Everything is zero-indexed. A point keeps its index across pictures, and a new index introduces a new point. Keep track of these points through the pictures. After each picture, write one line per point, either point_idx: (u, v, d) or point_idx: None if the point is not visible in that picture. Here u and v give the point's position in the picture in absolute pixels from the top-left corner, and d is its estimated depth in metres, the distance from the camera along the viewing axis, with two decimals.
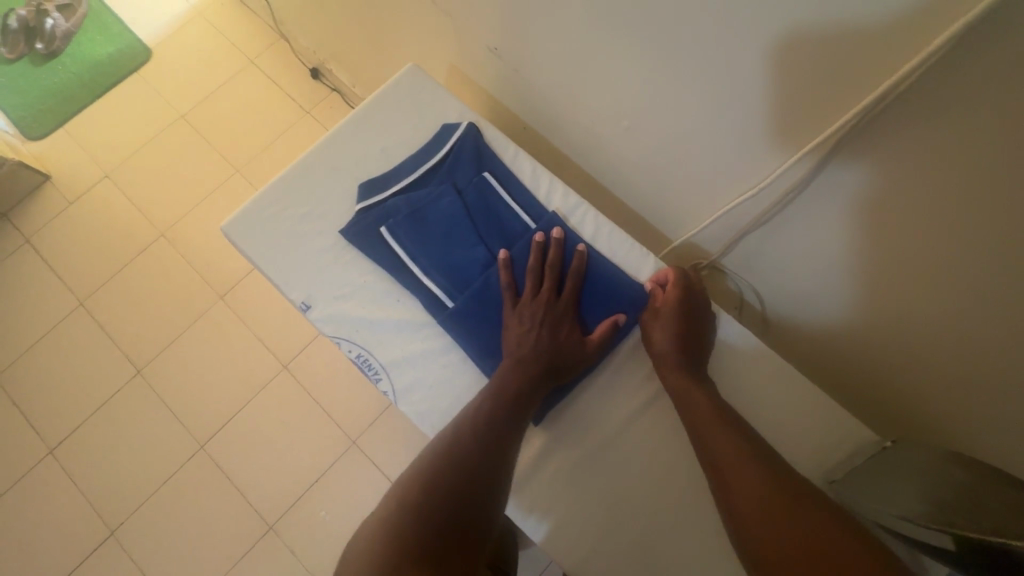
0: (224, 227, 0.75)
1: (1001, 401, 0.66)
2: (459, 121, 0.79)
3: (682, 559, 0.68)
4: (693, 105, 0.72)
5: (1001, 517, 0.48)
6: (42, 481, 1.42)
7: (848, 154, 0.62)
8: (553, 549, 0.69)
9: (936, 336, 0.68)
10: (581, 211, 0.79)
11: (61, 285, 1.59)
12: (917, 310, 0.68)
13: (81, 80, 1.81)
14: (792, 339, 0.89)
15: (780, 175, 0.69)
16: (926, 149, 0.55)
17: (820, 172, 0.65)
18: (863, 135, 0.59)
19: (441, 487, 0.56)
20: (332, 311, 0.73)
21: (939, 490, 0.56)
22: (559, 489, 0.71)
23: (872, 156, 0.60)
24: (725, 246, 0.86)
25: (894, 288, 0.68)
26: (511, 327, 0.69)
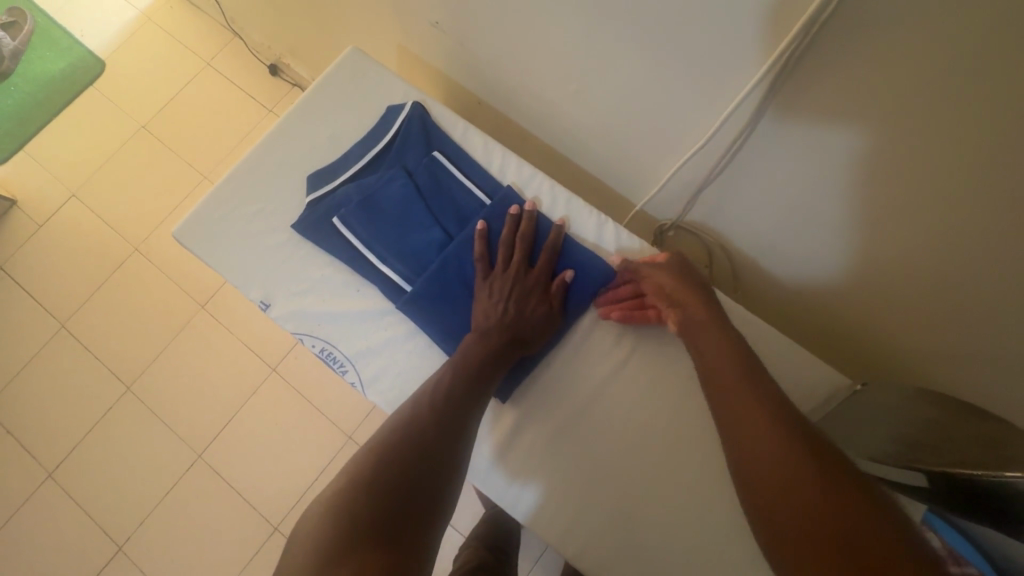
0: (174, 232, 0.73)
1: (971, 333, 0.65)
2: (404, 102, 0.77)
3: (662, 521, 0.67)
4: (636, 58, 0.69)
5: (971, 454, 0.47)
6: (44, 506, 1.43)
7: (789, 92, 0.59)
8: (535, 521, 0.68)
9: (898, 274, 0.67)
10: (536, 181, 0.77)
11: (39, 310, 1.58)
12: (879, 248, 0.66)
13: (36, 99, 1.76)
14: (765, 290, 0.87)
15: (728, 120, 0.67)
16: (862, 77, 0.53)
17: (765, 111, 0.63)
18: (800, 70, 0.57)
19: (396, 465, 0.54)
20: (292, 307, 0.71)
21: (908, 430, 0.55)
22: (536, 462, 0.70)
23: (811, 92, 0.58)
24: (687, 202, 0.84)
25: (855, 229, 0.67)
26: (480, 299, 0.68)
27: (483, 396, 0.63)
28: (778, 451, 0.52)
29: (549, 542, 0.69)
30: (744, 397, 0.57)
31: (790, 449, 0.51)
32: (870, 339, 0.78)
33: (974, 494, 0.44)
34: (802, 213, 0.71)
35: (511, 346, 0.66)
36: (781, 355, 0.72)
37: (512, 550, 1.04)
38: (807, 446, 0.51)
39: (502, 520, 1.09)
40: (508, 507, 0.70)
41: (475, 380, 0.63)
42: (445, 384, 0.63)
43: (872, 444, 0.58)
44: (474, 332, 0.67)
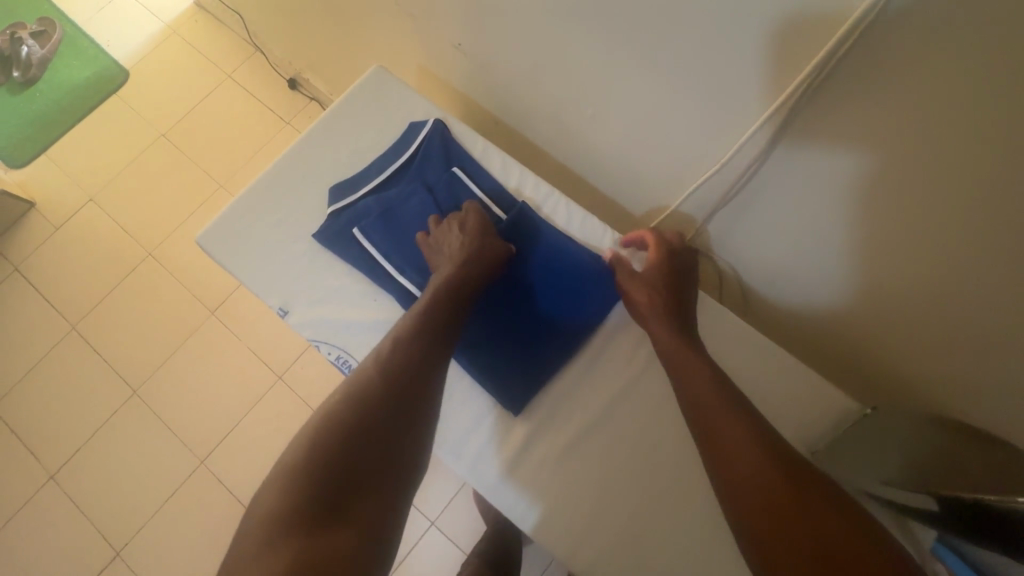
0: (198, 238, 0.74)
1: (979, 360, 0.66)
2: (426, 119, 0.79)
3: (671, 539, 0.67)
4: (653, 85, 0.71)
5: (982, 480, 0.47)
6: (44, 508, 1.42)
7: (806, 119, 0.61)
8: (544, 536, 0.68)
9: (907, 301, 0.68)
10: (553, 200, 0.79)
11: (51, 311, 1.59)
12: (888, 274, 0.67)
13: (60, 105, 1.81)
14: (774, 312, 0.88)
15: (743, 147, 0.69)
16: (878, 106, 0.55)
17: (780, 139, 0.65)
18: (816, 98, 0.58)
19: (347, 438, 0.56)
20: (310, 315, 0.72)
21: (919, 454, 0.55)
22: (547, 476, 0.70)
23: (827, 119, 0.59)
24: (699, 225, 0.85)
25: (865, 254, 0.68)
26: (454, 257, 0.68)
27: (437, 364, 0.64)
28: (767, 484, 0.54)
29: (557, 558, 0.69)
30: (734, 429, 0.59)
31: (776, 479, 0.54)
32: (878, 364, 0.79)
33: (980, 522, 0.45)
34: (811, 238, 0.73)
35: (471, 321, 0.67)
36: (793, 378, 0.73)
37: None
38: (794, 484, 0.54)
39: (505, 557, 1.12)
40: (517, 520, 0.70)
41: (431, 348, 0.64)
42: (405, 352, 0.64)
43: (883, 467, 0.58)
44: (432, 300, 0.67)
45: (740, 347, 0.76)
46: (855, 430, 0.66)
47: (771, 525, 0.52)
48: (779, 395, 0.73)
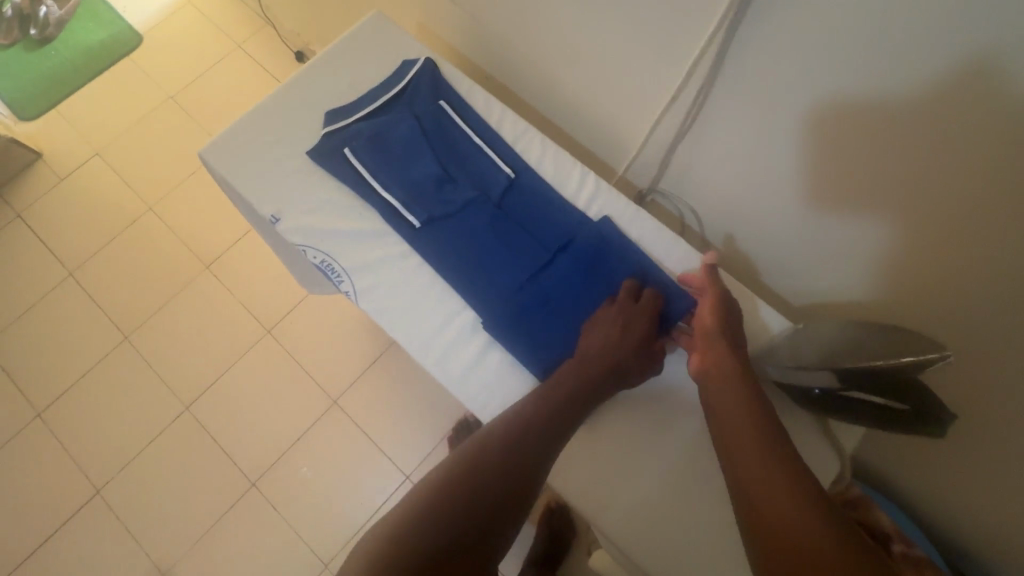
0: (201, 151, 0.80)
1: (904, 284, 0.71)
2: (417, 58, 0.86)
3: (613, 438, 0.72)
4: (615, 22, 0.78)
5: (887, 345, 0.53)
6: (29, 443, 1.46)
7: (740, 46, 0.67)
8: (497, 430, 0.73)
9: (841, 229, 0.73)
10: (528, 136, 0.84)
11: (50, 257, 1.64)
12: (821, 202, 0.73)
13: (73, 63, 1.87)
14: (731, 256, 0.94)
15: (691, 77, 0.75)
16: (797, 27, 0.60)
17: (721, 66, 0.71)
18: (746, 24, 0.64)
19: (480, 481, 0.57)
20: (299, 222, 0.78)
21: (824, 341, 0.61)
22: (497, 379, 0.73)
23: (759, 43, 0.65)
24: (661, 165, 0.91)
25: (804, 184, 0.73)
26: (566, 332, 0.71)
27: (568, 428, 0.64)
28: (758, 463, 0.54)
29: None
30: (740, 416, 0.59)
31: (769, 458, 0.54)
32: (822, 301, 0.84)
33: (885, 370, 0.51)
34: (757, 171, 0.78)
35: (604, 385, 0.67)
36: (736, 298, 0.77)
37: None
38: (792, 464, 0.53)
39: None
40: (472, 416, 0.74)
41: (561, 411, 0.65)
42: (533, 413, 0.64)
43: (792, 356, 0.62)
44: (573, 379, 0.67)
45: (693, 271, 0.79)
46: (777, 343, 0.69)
47: (761, 500, 0.51)
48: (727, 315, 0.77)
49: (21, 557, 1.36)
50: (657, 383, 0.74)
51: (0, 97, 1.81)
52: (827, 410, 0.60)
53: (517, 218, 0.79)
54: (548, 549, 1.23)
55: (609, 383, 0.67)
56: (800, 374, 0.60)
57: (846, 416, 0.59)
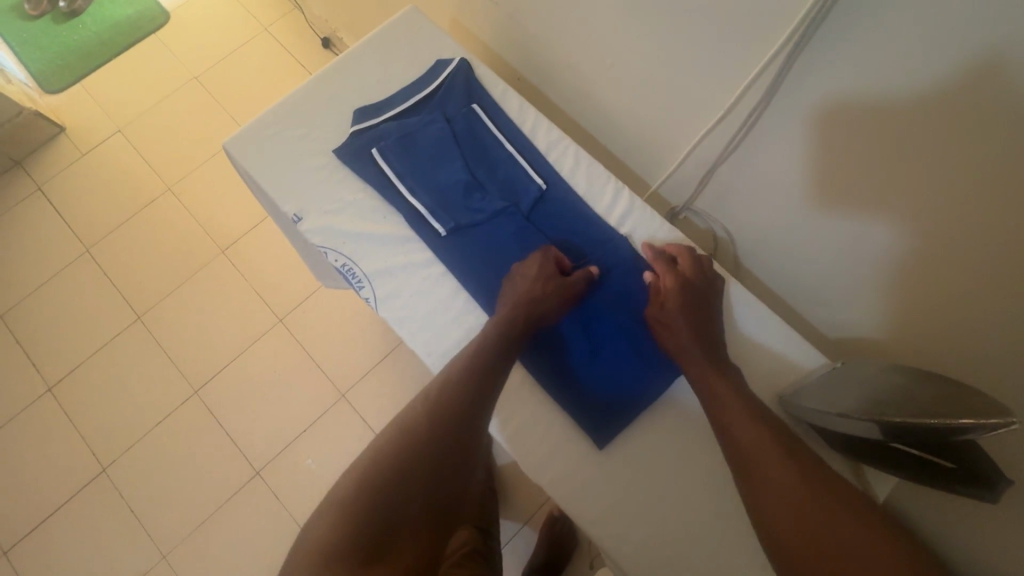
0: (225, 143, 0.79)
1: (949, 329, 0.66)
2: (452, 58, 0.83)
3: (635, 466, 0.69)
4: (666, 32, 0.74)
5: (940, 403, 0.49)
6: (39, 417, 1.47)
7: (804, 66, 0.63)
8: (518, 448, 0.70)
9: (888, 266, 0.70)
10: (562, 145, 0.81)
11: (69, 232, 1.64)
12: (868, 235, 0.69)
13: (99, 38, 1.86)
14: (763, 280, 0.91)
15: (746, 93, 0.71)
16: (868, 51, 0.57)
17: (781, 84, 0.67)
18: (812, 43, 0.61)
19: (410, 456, 0.59)
20: (322, 223, 0.76)
21: (874, 387, 0.56)
22: (522, 395, 0.73)
23: (825, 64, 0.61)
24: (699, 182, 0.87)
25: (850, 215, 0.70)
26: (511, 278, 0.71)
27: (505, 367, 0.67)
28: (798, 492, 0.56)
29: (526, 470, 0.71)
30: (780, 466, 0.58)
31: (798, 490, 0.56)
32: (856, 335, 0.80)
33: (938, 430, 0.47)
34: (803, 196, 0.74)
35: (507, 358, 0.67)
36: (774, 328, 0.74)
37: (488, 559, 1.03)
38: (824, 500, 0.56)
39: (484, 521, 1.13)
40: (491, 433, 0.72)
41: (501, 354, 0.67)
42: (475, 354, 0.67)
43: (837, 400, 0.59)
44: (478, 347, 0.67)
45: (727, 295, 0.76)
46: (824, 376, 0.65)
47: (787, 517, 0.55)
48: (762, 345, 0.73)
49: (24, 531, 1.37)
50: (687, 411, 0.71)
51: (27, 68, 1.81)
52: (869, 457, 0.58)
53: (547, 232, 0.76)
54: (552, 561, 1.22)
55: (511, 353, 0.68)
56: (845, 422, 0.57)
57: (887, 466, 0.57)
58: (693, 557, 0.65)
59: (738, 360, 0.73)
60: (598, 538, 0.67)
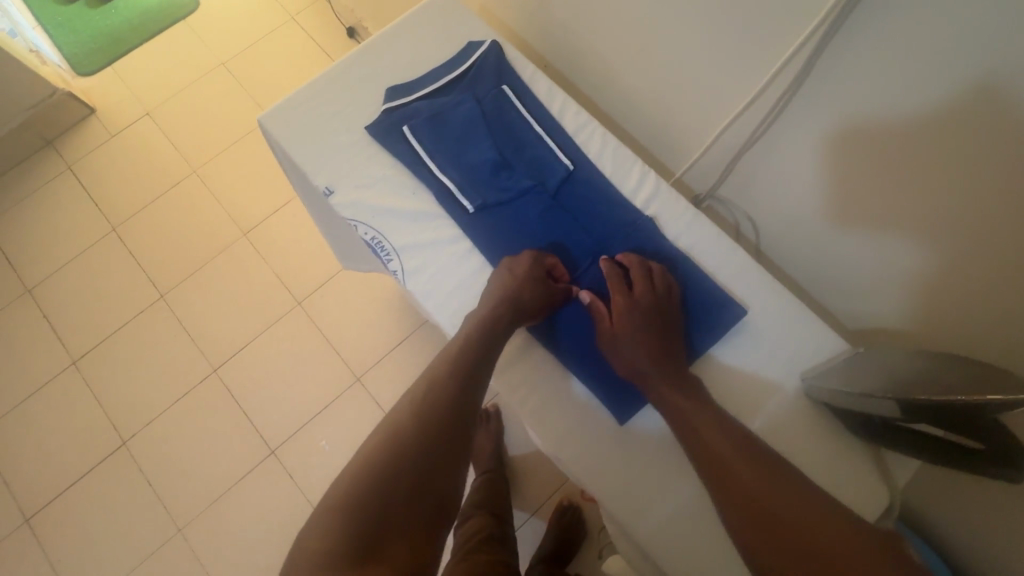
0: (260, 118, 0.81)
1: (971, 321, 0.66)
2: (483, 41, 0.85)
3: (652, 446, 0.69)
4: (696, 18, 0.74)
5: (967, 381, 0.49)
6: (63, 389, 1.50)
7: (834, 53, 0.64)
8: (537, 424, 0.71)
9: (910, 256, 0.69)
10: (589, 129, 0.82)
11: (95, 211, 1.68)
12: (892, 225, 0.69)
13: (131, 23, 1.90)
14: (784, 270, 0.91)
15: (773, 81, 0.71)
16: (900, 36, 0.57)
17: (810, 72, 0.67)
18: (844, 29, 0.61)
19: (407, 446, 0.58)
20: (352, 198, 0.77)
21: (898, 368, 0.57)
22: (542, 371, 0.74)
23: (855, 51, 0.62)
24: (723, 171, 0.88)
25: (876, 204, 0.70)
26: (495, 275, 0.72)
27: (488, 369, 0.68)
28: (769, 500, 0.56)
29: (544, 445, 0.72)
30: (750, 473, 0.58)
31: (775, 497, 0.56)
32: (877, 327, 0.79)
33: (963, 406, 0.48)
34: (828, 186, 0.75)
35: (488, 354, 0.68)
36: (796, 314, 0.74)
37: (505, 543, 1.05)
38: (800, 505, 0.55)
39: (496, 506, 1.15)
40: (511, 408, 0.73)
41: (483, 357, 0.68)
42: (459, 356, 0.67)
43: (860, 381, 0.60)
44: (461, 343, 0.68)
45: (749, 281, 0.76)
46: (848, 360, 0.66)
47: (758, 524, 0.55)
48: (783, 331, 0.74)
49: (47, 499, 1.41)
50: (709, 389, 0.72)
51: (60, 51, 1.85)
52: (893, 435, 0.59)
53: (571, 212, 0.78)
54: (558, 547, 1.21)
55: (492, 350, 0.68)
56: (868, 402, 0.58)
57: (914, 449, 0.57)
58: (707, 537, 0.66)
59: (758, 345, 0.73)
60: (614, 514, 0.67)
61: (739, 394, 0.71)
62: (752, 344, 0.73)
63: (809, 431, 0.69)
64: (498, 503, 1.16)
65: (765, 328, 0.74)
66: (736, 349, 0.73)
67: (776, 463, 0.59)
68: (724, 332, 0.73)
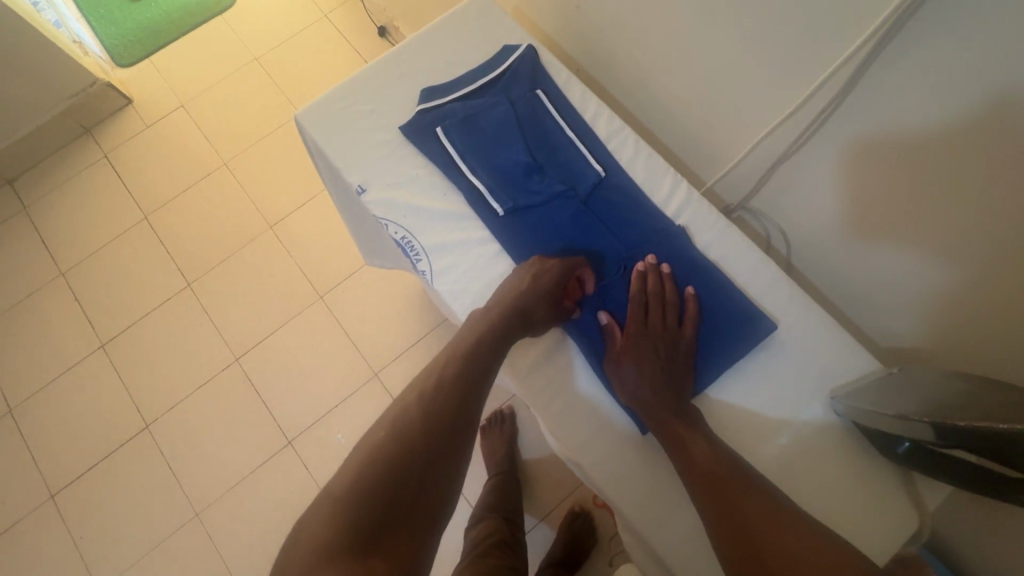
0: (298, 115, 0.82)
1: (1011, 346, 0.64)
2: (519, 45, 0.85)
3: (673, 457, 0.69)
4: (736, 29, 0.74)
5: (1006, 410, 0.48)
6: (92, 371, 1.55)
7: (879, 67, 0.62)
8: (558, 427, 0.71)
9: (947, 278, 0.68)
10: (621, 135, 0.82)
11: (129, 199, 1.72)
12: (930, 243, 0.67)
13: (170, 17, 1.95)
14: (814, 285, 0.89)
15: (816, 92, 0.70)
16: (948, 54, 0.56)
17: (855, 85, 0.66)
18: (890, 45, 0.60)
19: (410, 444, 0.59)
20: (384, 196, 0.78)
21: (934, 392, 0.55)
22: (566, 375, 0.74)
23: (901, 66, 0.60)
24: (757, 182, 0.86)
25: (914, 221, 0.68)
26: (522, 272, 0.72)
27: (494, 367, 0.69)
28: (759, 525, 0.57)
29: (563, 450, 0.72)
30: (741, 495, 0.59)
31: (769, 524, 0.57)
32: (909, 348, 0.77)
33: (1000, 435, 0.46)
34: (866, 202, 0.73)
35: (498, 349, 0.69)
36: (827, 331, 0.73)
37: (515, 548, 1.05)
38: (787, 533, 0.56)
39: (508, 508, 1.15)
40: (531, 409, 0.73)
41: (490, 354, 0.69)
42: (467, 355, 0.68)
43: (894, 403, 0.58)
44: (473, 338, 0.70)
45: (781, 293, 0.75)
46: (882, 380, 0.64)
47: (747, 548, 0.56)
48: (814, 347, 0.72)
49: (71, 476, 1.45)
50: (735, 403, 0.71)
51: (102, 42, 1.91)
52: (928, 459, 0.57)
53: (600, 218, 0.78)
54: (569, 553, 1.21)
55: (502, 345, 0.69)
56: (902, 424, 0.56)
57: (950, 475, 0.55)
58: None
59: (787, 360, 0.72)
60: (634, 524, 0.67)
61: (766, 410, 0.70)
62: (781, 359, 0.72)
63: (837, 450, 0.68)
64: (510, 506, 1.17)
65: (794, 343, 0.73)
66: (765, 363, 0.72)
67: (760, 487, 0.61)
68: (754, 346, 0.72)
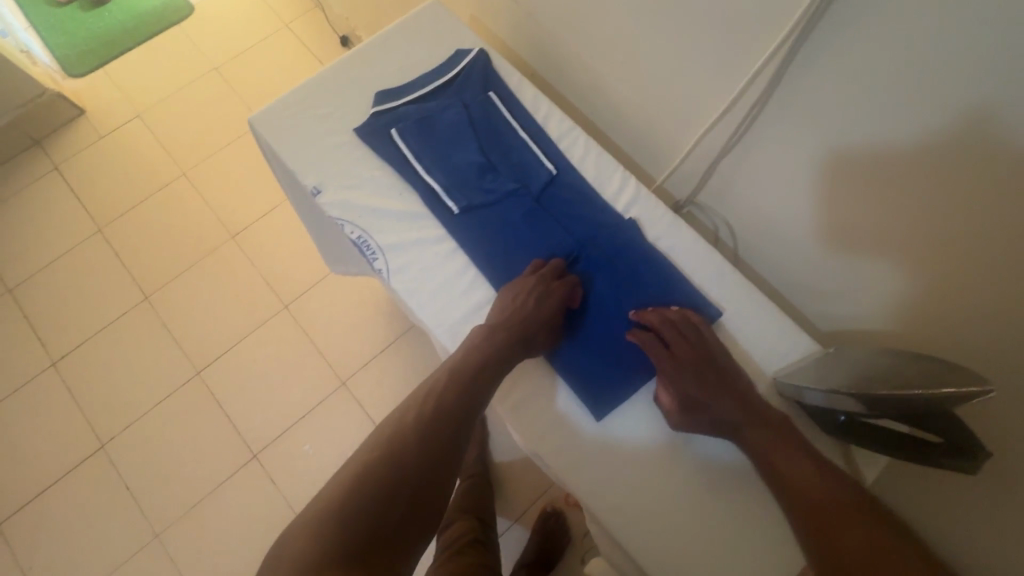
0: (250, 119, 0.82)
1: (929, 319, 0.69)
2: (471, 49, 0.88)
3: (626, 441, 0.71)
4: (673, 32, 0.78)
5: (927, 377, 0.51)
6: (42, 391, 1.48)
7: (800, 64, 0.67)
8: (520, 419, 0.72)
9: (873, 260, 0.73)
10: (572, 135, 0.85)
11: (81, 211, 1.67)
12: (857, 227, 0.72)
13: (124, 26, 1.91)
14: (760, 275, 0.93)
15: (748, 88, 0.74)
16: (856, 50, 0.61)
17: (783, 79, 0.70)
18: (808, 43, 0.65)
19: (397, 453, 0.60)
20: (340, 197, 0.79)
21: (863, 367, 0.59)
22: (527, 368, 0.75)
23: (818, 63, 0.65)
24: (702, 177, 0.90)
25: (842, 208, 0.73)
26: (506, 296, 0.73)
27: (493, 385, 0.69)
28: (815, 489, 0.61)
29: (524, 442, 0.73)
30: (798, 461, 0.63)
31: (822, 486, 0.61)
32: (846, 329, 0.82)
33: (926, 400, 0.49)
34: (801, 192, 0.77)
35: (497, 371, 0.69)
36: (771, 315, 0.76)
37: (488, 547, 1.05)
38: (840, 491, 0.60)
39: (480, 509, 1.15)
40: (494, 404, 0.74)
41: (493, 373, 0.69)
42: (461, 372, 0.68)
43: (829, 379, 0.61)
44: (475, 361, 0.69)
45: (725, 281, 0.79)
46: (819, 360, 0.68)
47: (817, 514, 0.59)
48: (757, 330, 0.76)
49: (19, 503, 1.38)
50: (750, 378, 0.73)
51: (52, 52, 1.85)
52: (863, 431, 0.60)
53: (554, 215, 0.80)
54: (542, 553, 1.22)
55: (501, 366, 0.69)
56: (835, 399, 0.59)
57: (884, 444, 0.59)
58: (676, 526, 0.67)
59: (732, 343, 0.75)
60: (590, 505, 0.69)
61: None
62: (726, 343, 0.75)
63: None
64: (482, 506, 1.17)
65: (738, 327, 0.76)
66: None
67: (810, 446, 0.64)
68: None
